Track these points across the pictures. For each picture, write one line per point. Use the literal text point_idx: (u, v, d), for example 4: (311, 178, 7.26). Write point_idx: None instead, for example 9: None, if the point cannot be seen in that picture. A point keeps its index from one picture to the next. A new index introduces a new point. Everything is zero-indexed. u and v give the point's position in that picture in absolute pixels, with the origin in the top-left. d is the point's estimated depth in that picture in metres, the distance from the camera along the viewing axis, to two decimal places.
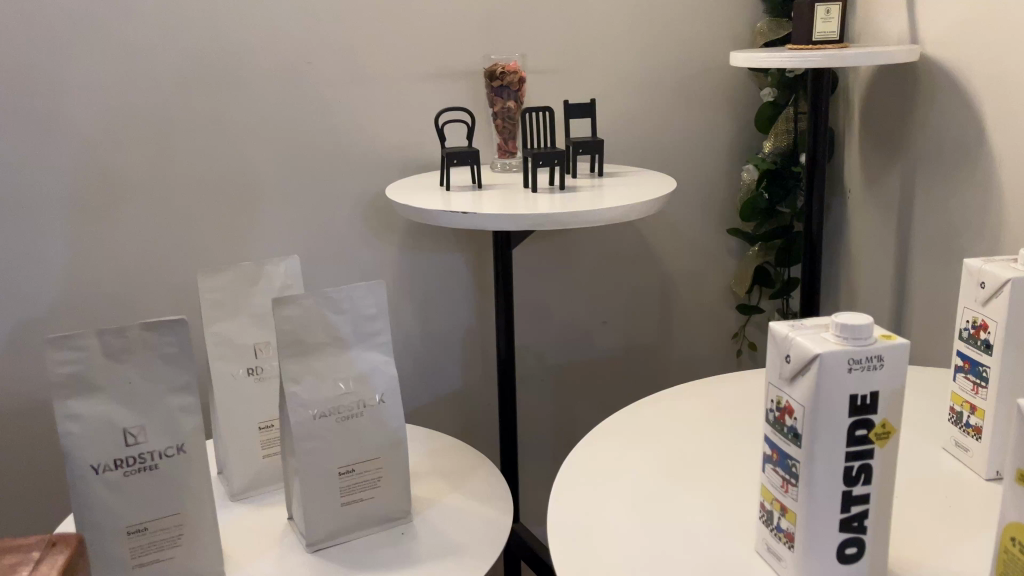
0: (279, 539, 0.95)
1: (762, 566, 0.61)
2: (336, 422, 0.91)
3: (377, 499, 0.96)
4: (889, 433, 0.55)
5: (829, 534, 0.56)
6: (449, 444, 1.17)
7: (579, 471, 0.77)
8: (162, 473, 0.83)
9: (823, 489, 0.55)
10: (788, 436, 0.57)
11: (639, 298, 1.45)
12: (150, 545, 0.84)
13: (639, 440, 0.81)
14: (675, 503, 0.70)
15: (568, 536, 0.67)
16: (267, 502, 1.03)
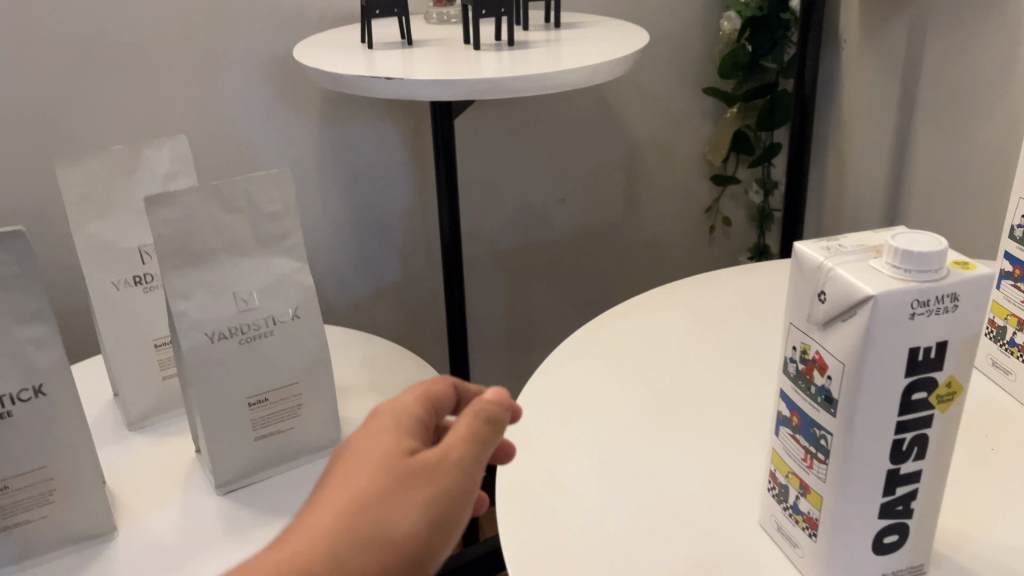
0: (184, 478, 0.81)
1: (772, 548, 0.48)
2: (239, 344, 0.75)
3: (298, 430, 0.81)
4: (954, 393, 0.40)
5: (865, 521, 0.42)
6: (386, 350, 1.02)
7: (530, 411, 0.62)
8: (18, 421, 0.66)
9: (862, 470, 0.41)
10: (816, 398, 0.42)
11: (602, 170, 1.27)
12: (14, 506, 0.68)
13: (608, 367, 0.66)
14: (656, 452, 0.56)
15: (521, 501, 0.53)
16: (170, 433, 0.88)
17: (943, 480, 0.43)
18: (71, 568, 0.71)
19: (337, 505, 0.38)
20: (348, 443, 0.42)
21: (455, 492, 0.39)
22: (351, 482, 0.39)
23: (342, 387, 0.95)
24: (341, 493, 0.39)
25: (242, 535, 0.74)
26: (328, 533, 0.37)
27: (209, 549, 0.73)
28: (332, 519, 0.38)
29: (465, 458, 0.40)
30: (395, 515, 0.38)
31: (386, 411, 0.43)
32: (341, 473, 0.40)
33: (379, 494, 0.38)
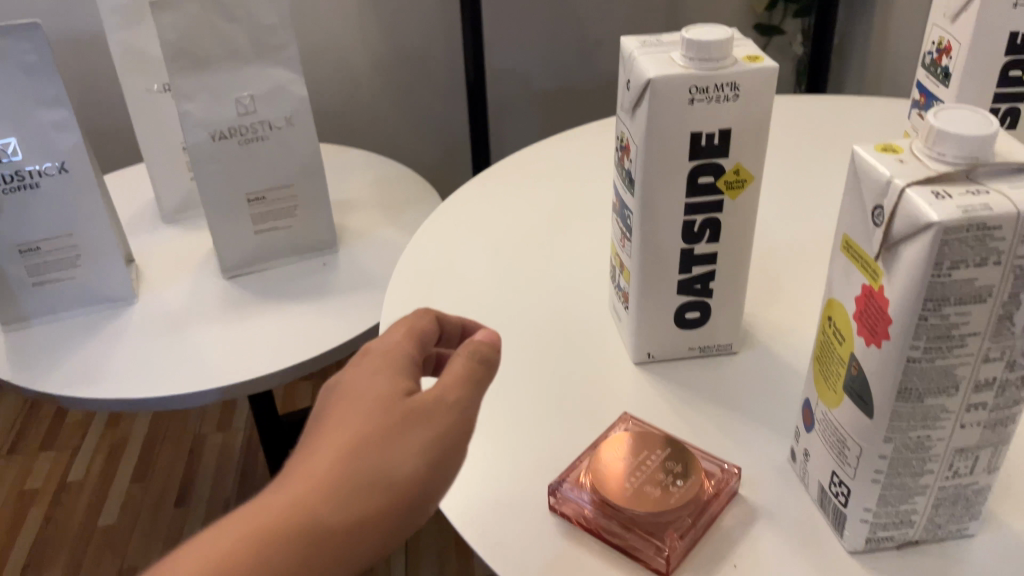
0: (199, 263, 0.93)
1: (610, 328, 0.54)
2: (238, 144, 0.85)
3: (294, 228, 0.91)
4: (745, 182, 0.45)
5: (665, 296, 0.48)
6: (399, 173, 1.10)
7: (453, 211, 0.69)
8: (46, 193, 0.79)
9: (659, 248, 0.46)
10: (626, 182, 0.46)
11: (640, 14, 1.27)
12: (48, 264, 0.82)
13: (536, 183, 0.72)
14: (547, 250, 0.63)
15: (415, 272, 0.61)
16: (196, 226, 1.00)
17: (743, 267, 0.48)
18: (95, 322, 0.85)
19: (327, 448, 0.34)
20: (335, 384, 0.37)
21: (456, 435, 0.35)
22: (340, 425, 0.34)
23: (351, 201, 1.04)
24: (333, 438, 0.34)
25: (236, 312, 0.86)
26: (322, 474, 0.33)
27: (208, 320, 0.85)
28: (323, 462, 0.33)
29: (463, 401, 0.36)
30: (390, 457, 0.34)
31: (373, 348, 0.38)
32: (330, 414, 0.35)
33: (374, 437, 0.34)
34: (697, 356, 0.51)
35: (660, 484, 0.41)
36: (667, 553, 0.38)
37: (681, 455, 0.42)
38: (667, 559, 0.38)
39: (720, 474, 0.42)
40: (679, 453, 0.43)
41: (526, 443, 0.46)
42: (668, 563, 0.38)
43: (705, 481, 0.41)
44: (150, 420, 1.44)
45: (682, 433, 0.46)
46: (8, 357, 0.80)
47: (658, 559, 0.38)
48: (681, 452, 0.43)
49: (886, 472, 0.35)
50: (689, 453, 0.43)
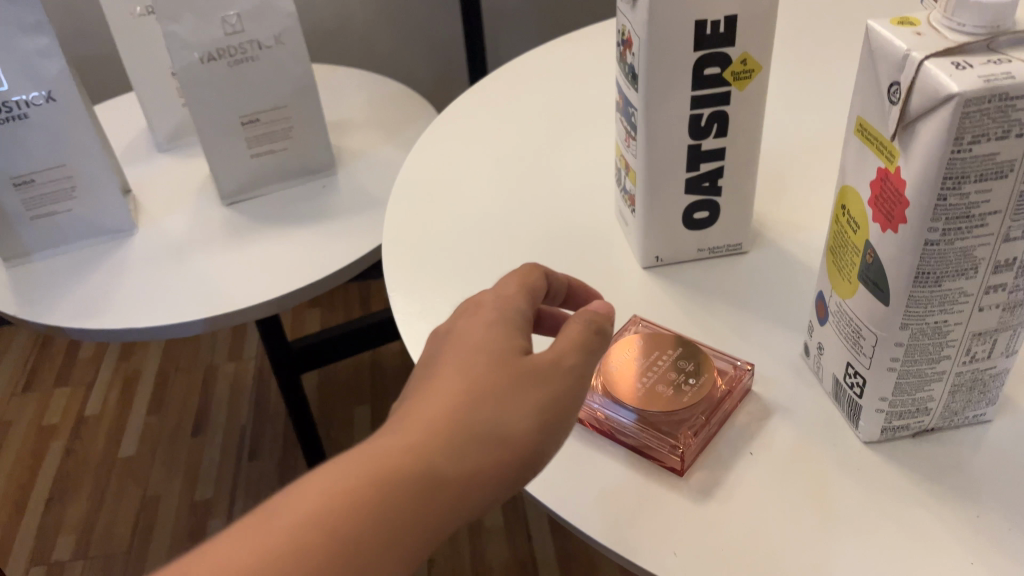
0: (197, 190, 0.92)
1: (616, 233, 0.53)
2: (227, 66, 0.82)
3: (290, 151, 0.90)
4: (753, 73, 0.43)
5: (673, 197, 0.47)
6: (395, 92, 1.07)
7: (451, 122, 0.67)
8: (36, 123, 0.77)
9: (666, 147, 0.45)
10: (629, 79, 0.45)
11: None
12: (44, 197, 0.81)
13: (535, 90, 0.70)
14: (549, 158, 0.62)
15: (415, 187, 0.60)
16: (192, 154, 0.98)
17: (752, 162, 0.46)
18: (97, 254, 0.84)
19: (438, 402, 0.31)
20: (444, 336, 0.34)
21: (570, 401, 0.32)
22: (454, 379, 0.32)
23: (347, 121, 1.02)
24: (445, 391, 0.31)
25: (238, 238, 0.85)
26: (435, 427, 0.30)
27: (210, 247, 0.84)
28: (434, 416, 0.30)
29: (581, 366, 0.33)
30: (505, 415, 0.31)
31: (486, 298, 0.35)
32: (440, 367, 0.33)
33: (486, 394, 0.31)
34: (706, 258, 0.50)
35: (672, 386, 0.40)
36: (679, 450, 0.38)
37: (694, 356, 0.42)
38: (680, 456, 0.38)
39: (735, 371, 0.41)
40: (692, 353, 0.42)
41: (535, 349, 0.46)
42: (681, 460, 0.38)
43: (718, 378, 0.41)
44: (161, 352, 1.45)
45: (692, 334, 0.46)
46: (13, 292, 0.80)
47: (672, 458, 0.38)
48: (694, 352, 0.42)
49: (902, 360, 0.35)
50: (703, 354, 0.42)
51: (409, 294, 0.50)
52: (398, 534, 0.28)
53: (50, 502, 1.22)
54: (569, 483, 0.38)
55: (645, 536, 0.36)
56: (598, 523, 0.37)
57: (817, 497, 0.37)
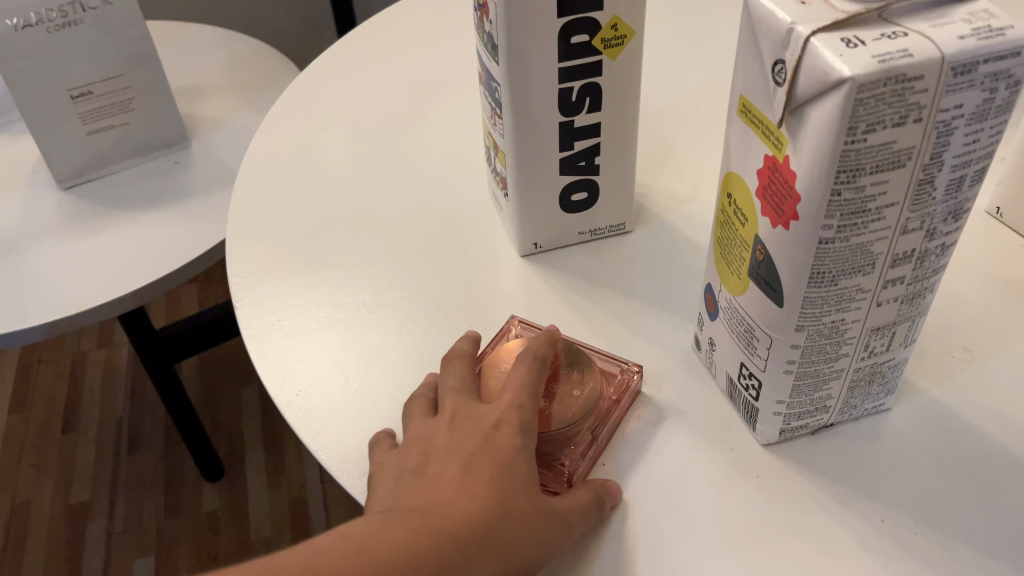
0: (30, 175, 0.82)
1: (491, 217, 0.48)
2: (48, 33, 0.73)
3: (133, 124, 0.81)
4: (625, 39, 0.38)
5: (547, 179, 0.42)
6: (253, 50, 0.98)
7: (305, 91, 0.60)
8: None
9: (534, 125, 0.40)
10: (488, 49, 0.39)
11: None
12: None
13: (398, 49, 0.63)
14: (414, 129, 0.56)
15: (263, 171, 0.53)
16: (23, 132, 0.87)
17: (630, 135, 0.42)
18: None
19: (441, 519, 0.31)
20: (457, 439, 0.33)
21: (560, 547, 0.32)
22: (463, 493, 0.31)
23: (199, 86, 0.92)
24: (452, 507, 0.31)
25: (79, 226, 0.76)
26: (445, 537, 0.30)
27: (48, 238, 0.75)
28: (437, 531, 0.30)
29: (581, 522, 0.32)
30: (510, 536, 0.30)
31: (502, 410, 0.34)
32: (448, 480, 0.32)
33: (491, 516, 0.31)
34: (587, 240, 0.46)
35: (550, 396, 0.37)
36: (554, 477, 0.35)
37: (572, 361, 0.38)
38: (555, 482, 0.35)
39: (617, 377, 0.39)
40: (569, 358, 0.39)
41: (403, 358, 0.41)
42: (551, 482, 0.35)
43: (606, 387, 0.38)
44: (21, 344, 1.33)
45: (575, 329, 0.42)
46: None
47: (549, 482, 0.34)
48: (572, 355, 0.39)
49: (799, 363, 0.32)
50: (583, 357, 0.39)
51: (258, 300, 0.44)
52: None
53: None
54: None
55: None
56: None
57: (712, 508, 0.34)
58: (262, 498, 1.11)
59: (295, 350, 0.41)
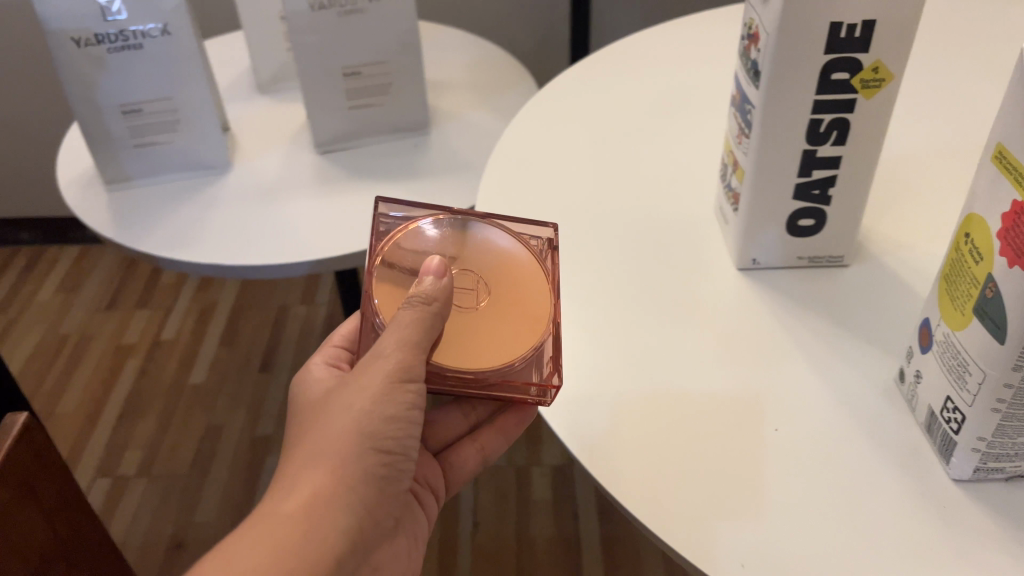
0: (293, 135, 0.93)
1: (712, 227, 0.52)
2: (336, 16, 0.82)
3: (387, 106, 0.90)
4: (883, 82, 0.41)
5: (779, 200, 0.45)
6: (495, 56, 1.06)
7: (557, 95, 0.66)
8: (150, 52, 0.79)
9: (777, 148, 0.43)
10: (749, 74, 0.43)
11: None
12: (148, 126, 0.83)
13: (644, 69, 0.68)
14: (649, 140, 0.60)
15: (512, 156, 0.59)
16: (291, 98, 0.99)
17: (868, 173, 0.44)
18: (191, 188, 0.86)
19: (305, 438, 0.42)
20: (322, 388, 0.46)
21: (412, 341, 0.40)
22: (329, 398, 0.43)
23: (445, 80, 1.02)
24: (325, 408, 0.43)
25: (327, 186, 0.87)
26: (323, 422, 0.42)
27: (301, 191, 0.86)
28: (318, 423, 0.42)
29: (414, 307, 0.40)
30: (364, 382, 0.42)
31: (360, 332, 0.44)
32: (322, 400, 0.44)
33: (347, 391, 0.42)
34: (805, 265, 0.49)
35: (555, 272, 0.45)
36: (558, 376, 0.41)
37: (477, 225, 0.46)
38: (557, 386, 0.41)
39: (379, 229, 0.45)
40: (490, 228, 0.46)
41: (619, 336, 0.45)
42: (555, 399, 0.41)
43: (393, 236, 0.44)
44: (238, 288, 1.49)
45: (781, 341, 0.45)
46: (106, 216, 0.83)
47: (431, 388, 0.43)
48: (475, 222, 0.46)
49: (1009, 402, 0.33)
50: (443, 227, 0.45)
51: None
52: (321, 466, 0.40)
53: (120, 420, 1.26)
54: (642, 476, 0.38)
55: (710, 539, 0.35)
56: (665, 518, 0.36)
57: (894, 523, 0.36)
58: None
59: None
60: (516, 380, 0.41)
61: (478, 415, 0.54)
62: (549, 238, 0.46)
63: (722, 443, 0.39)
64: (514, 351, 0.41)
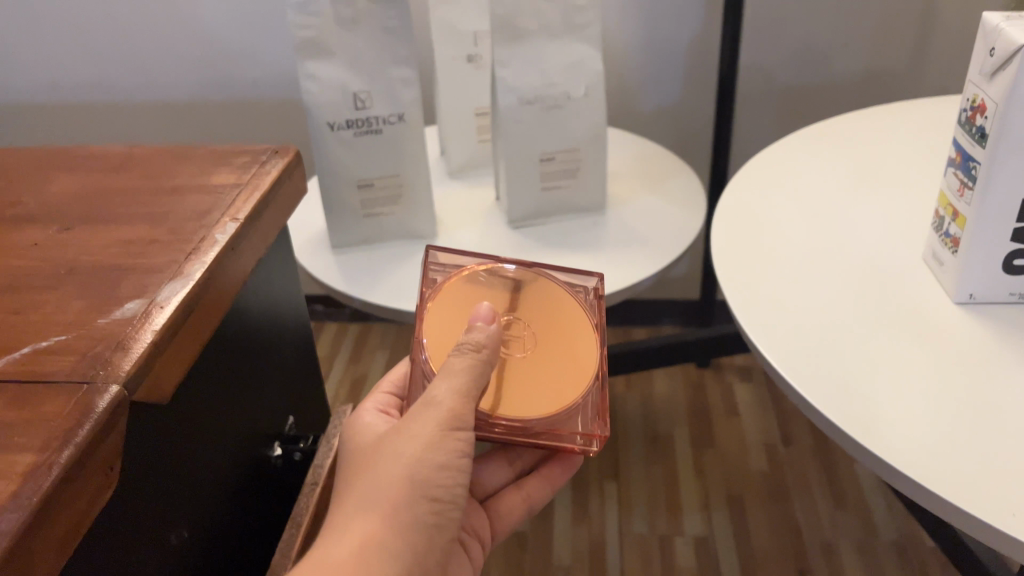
0: (486, 211, 1.06)
1: (925, 271, 0.61)
2: (540, 109, 0.94)
3: (574, 188, 1.02)
4: None
5: (998, 242, 0.54)
6: (655, 151, 1.19)
7: (763, 164, 0.76)
8: (387, 136, 0.92)
9: (998, 199, 0.53)
10: (975, 137, 0.53)
11: (893, 22, 1.23)
12: (376, 198, 0.96)
13: (834, 148, 0.78)
14: (853, 202, 0.70)
15: (734, 211, 0.69)
16: (479, 182, 1.12)
17: None
18: (404, 252, 0.99)
19: (359, 485, 0.49)
20: (367, 441, 0.53)
21: (466, 389, 0.49)
22: (377, 449, 0.51)
23: (613, 171, 1.15)
24: (374, 457, 0.50)
25: (523, 253, 0.98)
26: (376, 470, 0.49)
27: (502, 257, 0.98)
28: (371, 472, 0.50)
29: (469, 359, 0.49)
30: (414, 432, 0.50)
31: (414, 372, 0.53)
32: (369, 451, 0.52)
33: (394, 441, 0.50)
34: (1015, 301, 0.57)
35: (596, 329, 0.56)
36: (600, 426, 0.52)
37: (519, 278, 0.57)
38: (598, 437, 0.51)
39: (431, 274, 0.57)
40: (527, 281, 0.57)
41: (865, 347, 0.53)
42: (600, 448, 0.52)
43: (445, 283, 0.56)
44: (385, 362, 1.60)
45: (1007, 354, 0.52)
46: (335, 272, 0.95)
47: (478, 437, 0.51)
48: (518, 276, 0.57)
49: None
50: (489, 279, 0.57)
51: (746, 295, 0.59)
52: (377, 508, 0.48)
53: None
54: (905, 446, 0.45)
55: (982, 493, 0.42)
56: (934, 477, 0.43)
57: None
58: (566, 534, 1.25)
59: (771, 324, 0.56)
60: (565, 430, 0.51)
61: (524, 462, 0.66)
62: (584, 293, 0.58)
63: (974, 423, 0.47)
64: (559, 405, 0.51)
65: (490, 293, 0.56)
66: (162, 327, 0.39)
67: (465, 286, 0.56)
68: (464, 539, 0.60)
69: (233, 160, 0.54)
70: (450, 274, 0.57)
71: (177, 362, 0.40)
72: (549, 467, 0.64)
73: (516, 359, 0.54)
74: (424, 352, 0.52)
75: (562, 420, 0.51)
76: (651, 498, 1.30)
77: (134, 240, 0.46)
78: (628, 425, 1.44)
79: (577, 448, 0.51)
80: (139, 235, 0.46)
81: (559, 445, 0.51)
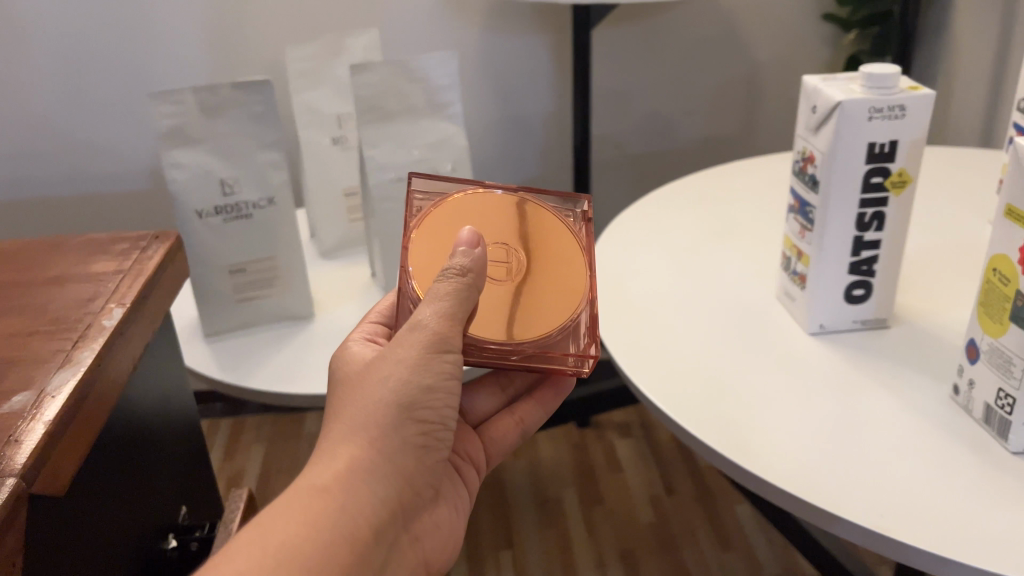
0: (364, 289, 1.06)
1: (779, 310, 0.67)
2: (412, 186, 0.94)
3: None
4: (906, 182, 0.57)
5: (838, 275, 0.61)
6: None
7: (627, 224, 0.81)
8: (258, 220, 0.92)
9: (834, 236, 0.59)
10: (808, 184, 0.60)
11: (721, 92, 1.36)
12: (249, 283, 0.95)
13: (687, 207, 0.85)
14: (711, 254, 0.75)
15: (605, 270, 0.73)
16: (353, 262, 1.13)
17: (900, 248, 0.60)
18: (281, 336, 0.98)
19: (348, 409, 0.48)
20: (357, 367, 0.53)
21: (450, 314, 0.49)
22: (365, 372, 0.50)
23: None
24: (362, 379, 0.50)
25: None
26: (364, 392, 0.49)
27: None
28: (360, 394, 0.49)
29: (451, 285, 0.50)
30: (399, 354, 0.49)
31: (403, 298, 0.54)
32: (357, 376, 0.51)
33: (382, 362, 0.50)
34: (858, 328, 0.63)
35: (587, 251, 0.57)
36: (592, 346, 0.52)
37: (507, 198, 0.57)
38: (591, 356, 0.52)
39: (416, 202, 0.57)
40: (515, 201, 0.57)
41: (738, 380, 0.58)
42: (593, 369, 0.52)
43: (431, 210, 0.56)
44: (262, 456, 1.54)
45: (857, 376, 0.58)
46: (212, 361, 0.92)
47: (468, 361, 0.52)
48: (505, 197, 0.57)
49: None
50: (476, 201, 0.57)
51: (627, 342, 0.62)
52: (365, 433, 0.47)
53: None
54: (776, 462, 0.50)
55: (844, 499, 0.46)
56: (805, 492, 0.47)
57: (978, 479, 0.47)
58: None
59: (649, 367, 0.59)
60: (556, 351, 0.52)
61: (513, 389, 0.66)
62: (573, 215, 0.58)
63: (836, 440, 0.51)
64: (549, 326, 0.52)
65: (481, 217, 0.56)
66: (53, 418, 0.39)
67: (452, 208, 0.56)
68: (458, 465, 0.60)
69: (112, 248, 0.55)
70: (436, 200, 0.57)
71: (73, 455, 0.40)
72: (538, 393, 0.65)
73: (506, 283, 0.54)
74: (412, 280, 0.53)
75: (554, 342, 0.52)
76: (548, 562, 1.30)
77: (16, 332, 0.46)
78: (518, 492, 1.45)
79: (568, 370, 0.52)
80: (20, 326, 0.46)
81: (551, 366, 0.52)
